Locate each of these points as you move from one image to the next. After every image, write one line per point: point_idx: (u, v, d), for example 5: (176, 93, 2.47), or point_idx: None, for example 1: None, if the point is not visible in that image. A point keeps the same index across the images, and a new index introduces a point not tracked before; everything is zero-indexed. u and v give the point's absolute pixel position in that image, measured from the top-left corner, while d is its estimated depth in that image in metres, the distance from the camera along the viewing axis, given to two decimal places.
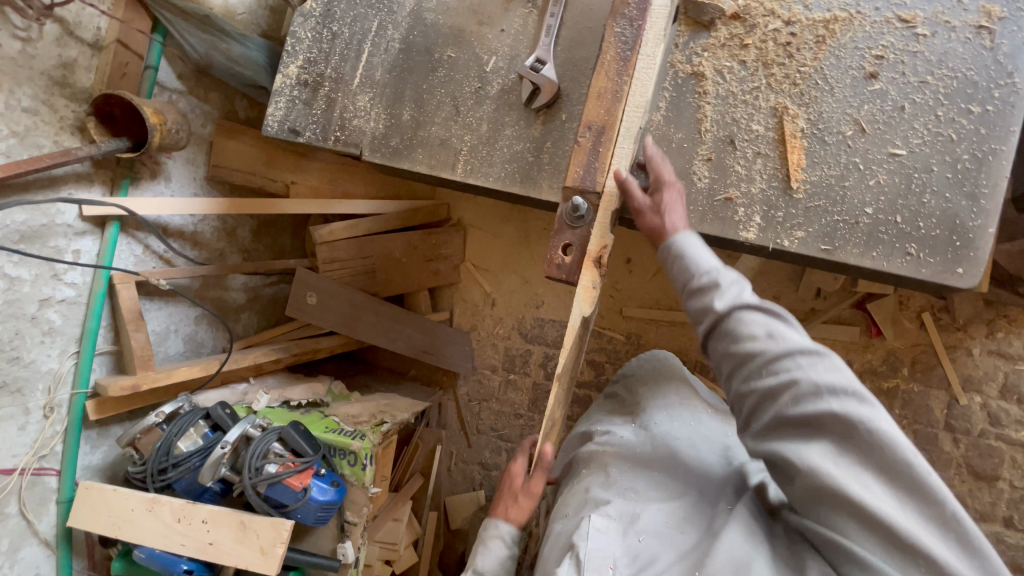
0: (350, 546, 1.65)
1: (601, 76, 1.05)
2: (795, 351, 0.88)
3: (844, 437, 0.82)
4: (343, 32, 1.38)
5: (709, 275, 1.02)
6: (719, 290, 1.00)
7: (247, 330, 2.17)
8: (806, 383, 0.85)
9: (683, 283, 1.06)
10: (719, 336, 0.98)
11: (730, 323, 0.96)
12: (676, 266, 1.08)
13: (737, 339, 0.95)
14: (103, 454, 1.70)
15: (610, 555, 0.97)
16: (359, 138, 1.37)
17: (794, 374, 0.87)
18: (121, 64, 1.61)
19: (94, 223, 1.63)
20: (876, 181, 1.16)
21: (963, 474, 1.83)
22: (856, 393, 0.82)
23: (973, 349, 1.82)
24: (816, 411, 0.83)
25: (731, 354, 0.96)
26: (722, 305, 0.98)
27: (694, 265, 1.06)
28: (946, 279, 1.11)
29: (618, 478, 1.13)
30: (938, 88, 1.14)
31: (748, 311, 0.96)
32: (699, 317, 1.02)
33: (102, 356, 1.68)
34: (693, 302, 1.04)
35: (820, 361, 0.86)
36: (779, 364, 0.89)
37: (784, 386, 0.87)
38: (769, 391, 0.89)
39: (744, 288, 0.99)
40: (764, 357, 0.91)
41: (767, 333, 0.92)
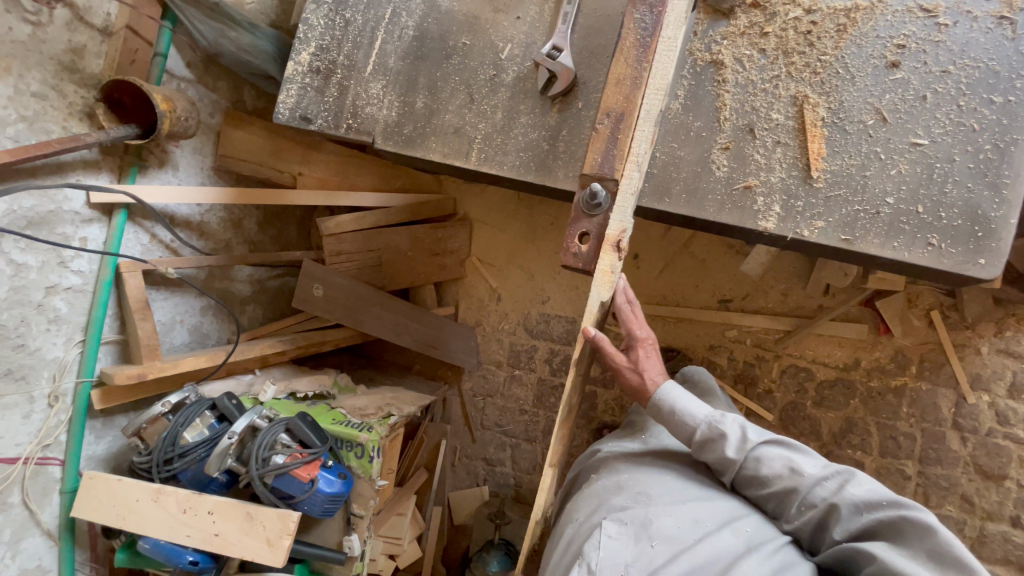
0: (356, 539, 1.63)
1: (621, 62, 1.04)
2: (820, 481, 1.00)
3: (893, 536, 0.88)
4: (357, 19, 1.36)
5: (707, 424, 1.12)
6: (725, 437, 1.09)
7: (252, 322, 2.16)
8: (845, 505, 0.95)
9: (686, 438, 1.15)
10: (747, 482, 1.09)
11: (751, 465, 1.07)
12: (671, 423, 1.17)
13: (765, 481, 1.05)
14: (107, 445, 1.69)
15: (622, 562, 0.98)
16: (371, 126, 1.36)
17: (828, 500, 0.97)
18: (130, 50, 1.60)
19: (101, 210, 1.62)
20: (897, 170, 1.15)
21: (970, 473, 1.82)
22: (892, 502, 0.91)
23: (982, 348, 1.81)
24: (863, 526, 0.92)
25: (768, 497, 1.06)
26: (736, 454, 1.08)
27: (687, 418, 1.15)
28: (967, 269, 1.10)
29: (630, 486, 1.14)
30: (960, 77, 1.14)
31: (765, 447, 1.08)
32: (721, 468, 1.11)
33: (108, 346, 1.67)
34: (705, 455, 1.12)
35: (847, 480, 0.98)
36: (813, 494, 1.00)
37: (825, 512, 0.98)
38: (817, 524, 0.99)
39: (744, 427, 1.10)
40: (800, 491, 1.01)
41: (789, 468, 1.03)
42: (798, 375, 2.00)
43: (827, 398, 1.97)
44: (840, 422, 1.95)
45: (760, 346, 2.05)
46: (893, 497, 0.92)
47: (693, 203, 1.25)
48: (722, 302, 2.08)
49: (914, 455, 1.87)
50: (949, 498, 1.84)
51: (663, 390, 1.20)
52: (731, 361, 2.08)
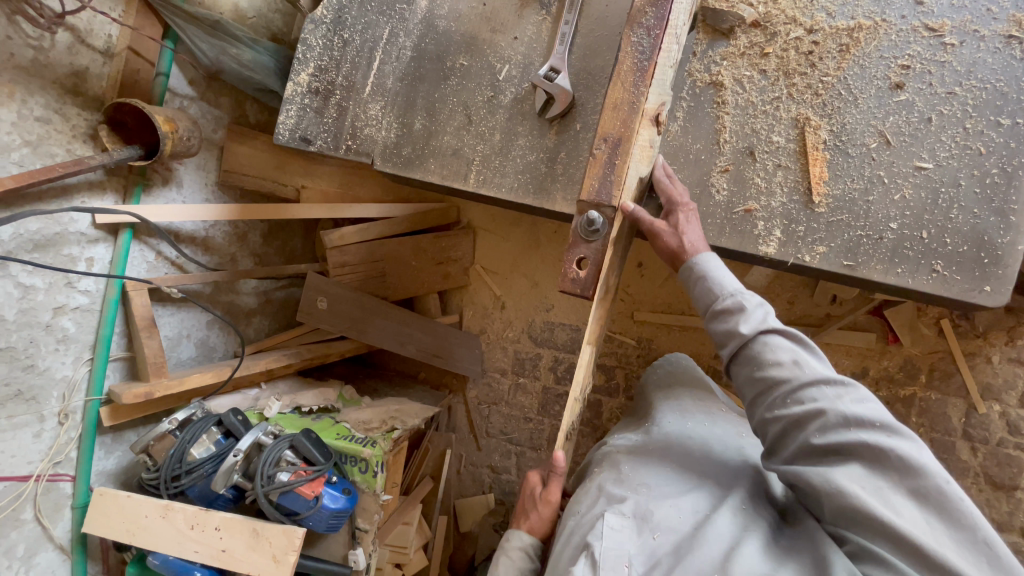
0: (362, 553, 1.65)
1: (618, 87, 1.02)
2: (819, 383, 0.94)
3: (873, 461, 0.86)
4: (354, 40, 1.36)
5: (732, 298, 1.07)
6: (745, 311, 1.04)
7: (258, 334, 2.18)
8: (834, 414, 0.90)
9: (705, 305, 1.10)
10: (745, 361, 1.03)
11: (756, 347, 1.02)
12: (697, 289, 1.11)
13: (763, 364, 1.00)
14: (117, 459, 1.71)
15: (626, 554, 0.96)
16: (370, 148, 1.36)
17: (821, 405, 0.92)
18: (132, 71, 1.62)
19: (107, 230, 1.64)
20: (901, 195, 1.13)
21: (980, 483, 1.80)
22: (886, 426, 0.87)
23: (992, 357, 1.78)
24: (845, 441, 0.88)
25: (757, 381, 1.01)
26: (749, 329, 1.02)
27: (717, 287, 1.10)
28: (973, 296, 1.09)
29: (630, 476, 1.12)
30: (966, 99, 1.11)
31: (774, 336, 1.02)
32: (723, 340, 1.06)
33: (116, 363, 1.69)
34: (715, 324, 1.08)
35: (848, 393, 0.92)
36: (806, 392, 0.94)
37: (810, 413, 0.93)
38: (794, 421, 0.95)
39: (768, 312, 1.04)
40: (792, 385, 0.96)
41: (793, 361, 0.98)
42: None
43: None
44: None
45: None
46: (888, 422, 0.87)
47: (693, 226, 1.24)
48: None
49: None
50: None
51: (702, 257, 1.13)
52: None
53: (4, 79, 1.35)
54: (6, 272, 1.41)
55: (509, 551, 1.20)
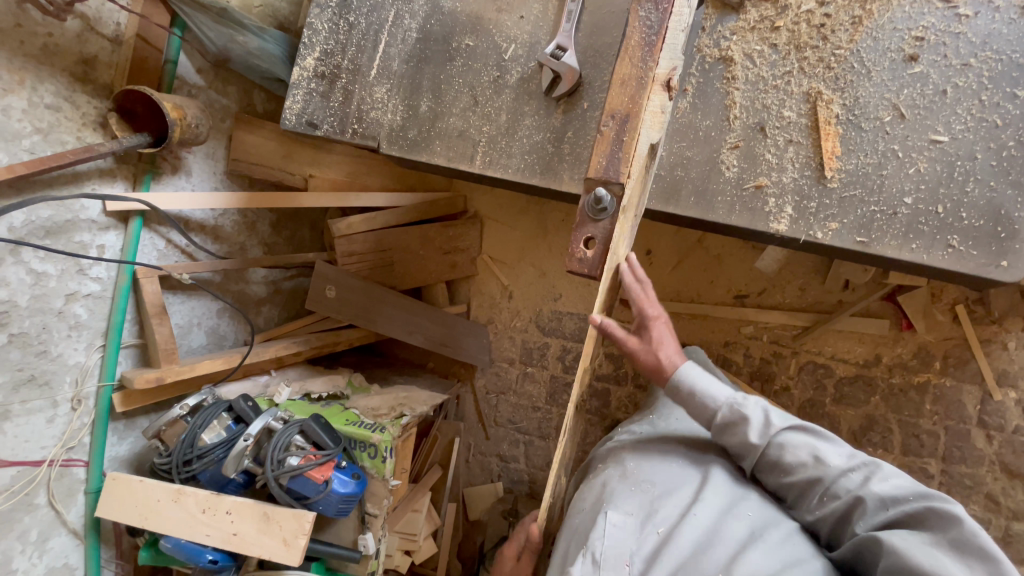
0: (371, 538, 1.65)
1: (626, 62, 1.01)
2: (846, 472, 0.95)
3: (915, 527, 0.83)
4: (360, 22, 1.36)
5: (728, 407, 1.08)
6: (749, 420, 1.05)
7: (267, 323, 2.19)
8: (870, 499, 0.90)
9: (706, 421, 1.11)
10: (768, 469, 1.04)
11: (774, 452, 1.02)
12: (690, 405, 1.12)
13: (788, 469, 1.01)
14: (130, 445, 1.74)
15: (626, 552, 0.97)
16: (376, 131, 1.35)
17: (853, 492, 0.92)
18: (141, 59, 1.61)
19: (118, 218, 1.65)
20: (915, 169, 1.11)
21: (995, 471, 1.77)
22: (919, 495, 0.86)
23: (1009, 343, 1.75)
24: (885, 519, 0.87)
25: (789, 487, 1.02)
26: (760, 439, 1.03)
27: (706, 400, 1.11)
28: (988, 272, 1.06)
29: (634, 472, 1.12)
30: (982, 70, 1.08)
31: (788, 433, 1.03)
32: (739, 454, 1.07)
33: (128, 350, 1.71)
34: (724, 438, 1.08)
35: (873, 473, 0.93)
36: (838, 485, 0.95)
37: (850, 505, 0.93)
38: (838, 518, 0.95)
39: (768, 411, 1.05)
40: (823, 483, 0.97)
41: (814, 457, 0.99)
42: (817, 372, 1.96)
43: (847, 395, 1.92)
44: (860, 420, 1.90)
45: (778, 342, 2.01)
46: (919, 490, 0.87)
47: (702, 205, 1.22)
48: (738, 298, 2.04)
49: (938, 453, 1.82)
50: (973, 497, 1.79)
51: (682, 370, 1.14)
52: (747, 358, 2.05)
53: (14, 66, 1.36)
54: (18, 258, 1.42)
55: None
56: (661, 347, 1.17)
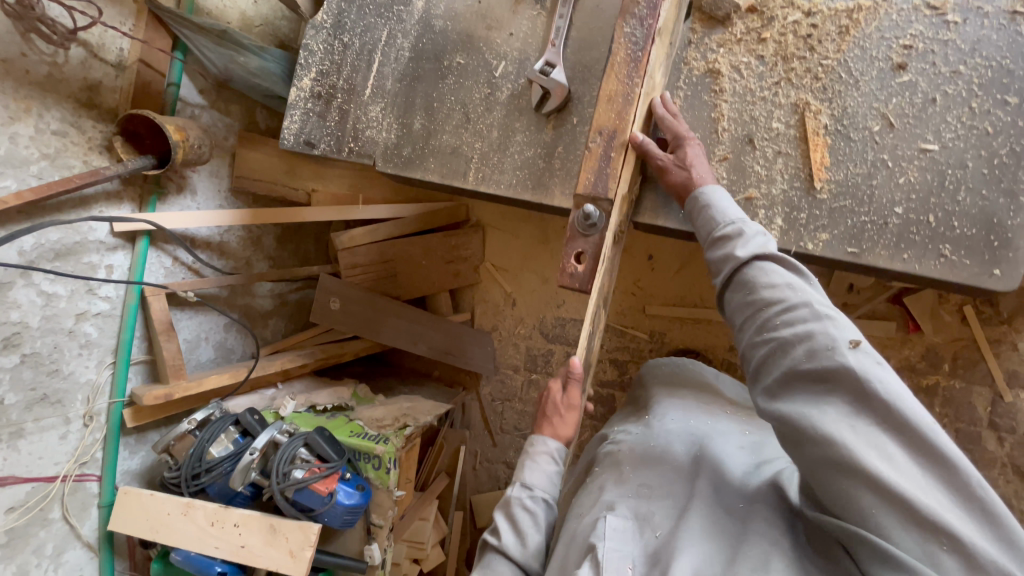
0: (377, 548, 1.68)
1: (612, 79, 1.02)
2: (808, 307, 0.88)
3: (861, 400, 0.78)
4: (354, 42, 1.38)
5: (733, 226, 1.04)
6: (746, 236, 1.01)
7: (274, 336, 2.22)
8: (823, 338, 0.83)
9: (708, 232, 1.08)
10: (737, 287, 0.99)
11: (752, 271, 0.97)
12: (700, 216, 1.09)
13: (757, 289, 0.96)
14: (141, 459, 1.78)
15: (628, 554, 0.95)
16: (372, 149, 1.37)
17: (810, 328, 0.85)
18: (144, 82, 1.66)
19: (125, 238, 1.69)
20: (906, 178, 1.10)
21: (1008, 473, 1.73)
22: (876, 359, 0.79)
23: (1019, 343, 1.72)
24: (830, 365, 0.80)
25: (748, 305, 0.96)
26: (747, 252, 0.99)
27: (720, 216, 1.07)
28: (983, 281, 1.05)
29: (630, 477, 1.10)
30: (971, 77, 1.08)
31: (769, 263, 0.98)
32: (721, 268, 1.03)
33: (138, 366, 1.75)
34: (715, 251, 1.05)
35: (834, 321, 0.85)
36: (795, 316, 0.88)
37: (799, 340, 0.86)
38: (780, 345, 0.88)
39: (769, 245, 1.01)
40: (781, 307, 0.90)
41: (787, 284, 0.92)
42: None
43: None
44: None
45: None
46: (877, 356, 0.80)
47: None
48: None
49: None
50: None
51: (708, 185, 1.11)
52: None
53: (21, 95, 1.41)
54: (29, 280, 1.47)
55: (537, 456, 1.23)
56: (694, 165, 1.14)
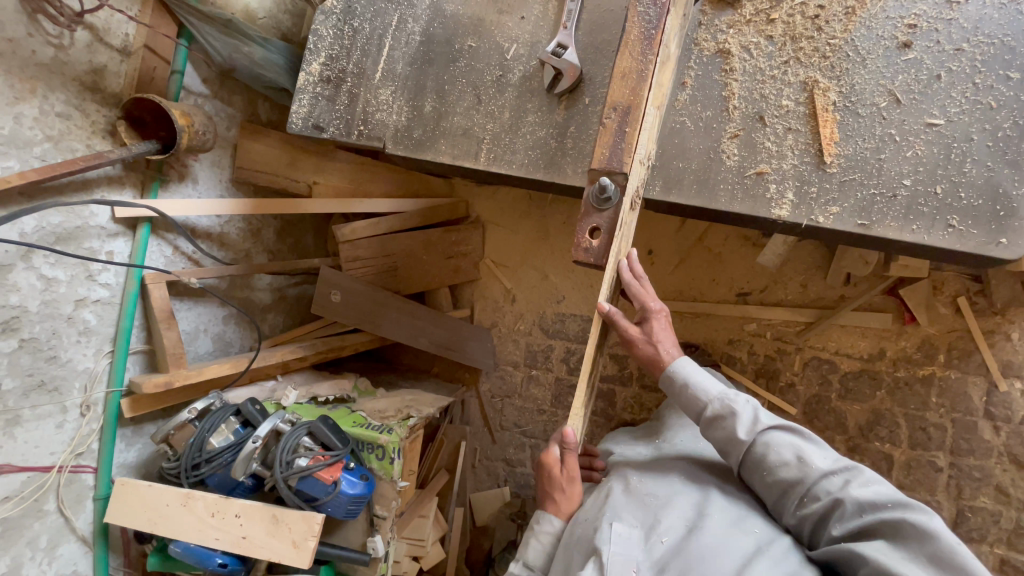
0: (380, 540, 1.65)
1: (626, 56, 1.04)
2: (828, 475, 1.00)
3: (893, 535, 0.89)
4: (364, 27, 1.39)
5: (719, 402, 1.12)
6: (737, 415, 1.09)
7: (272, 330, 2.20)
8: (849, 502, 0.95)
9: (696, 414, 1.15)
10: (753, 467, 1.08)
11: (759, 450, 1.07)
12: (682, 397, 1.17)
13: (772, 468, 1.05)
14: (138, 452, 1.74)
15: (632, 559, 1.01)
16: (381, 132, 1.38)
17: (835, 496, 0.97)
18: (149, 68, 1.65)
19: (126, 225, 1.67)
20: (913, 152, 1.13)
21: (1004, 463, 1.76)
22: (898, 503, 0.91)
23: (1011, 333, 1.76)
24: (863, 523, 0.92)
25: (772, 485, 1.06)
26: (746, 435, 1.08)
27: (701, 392, 1.15)
28: (989, 251, 1.07)
29: (637, 486, 1.17)
30: (974, 55, 1.11)
31: (773, 433, 1.07)
32: (726, 447, 1.11)
33: (136, 355, 1.72)
34: (711, 430, 1.13)
35: (854, 478, 0.97)
36: (818, 488, 1.00)
37: (829, 506, 0.98)
38: (817, 517, 1.00)
39: (756, 410, 1.11)
40: (804, 484, 1.02)
41: (797, 457, 1.03)
42: (822, 367, 1.97)
43: (852, 390, 1.93)
44: (866, 414, 1.90)
45: (781, 339, 2.02)
46: (899, 498, 0.92)
47: (705, 193, 1.24)
48: (740, 296, 2.06)
49: (945, 446, 1.82)
50: (982, 489, 1.78)
51: (680, 363, 1.18)
52: (752, 355, 2.06)
53: (26, 75, 1.39)
54: (29, 263, 1.44)
55: (541, 534, 1.24)
56: (659, 340, 1.20)
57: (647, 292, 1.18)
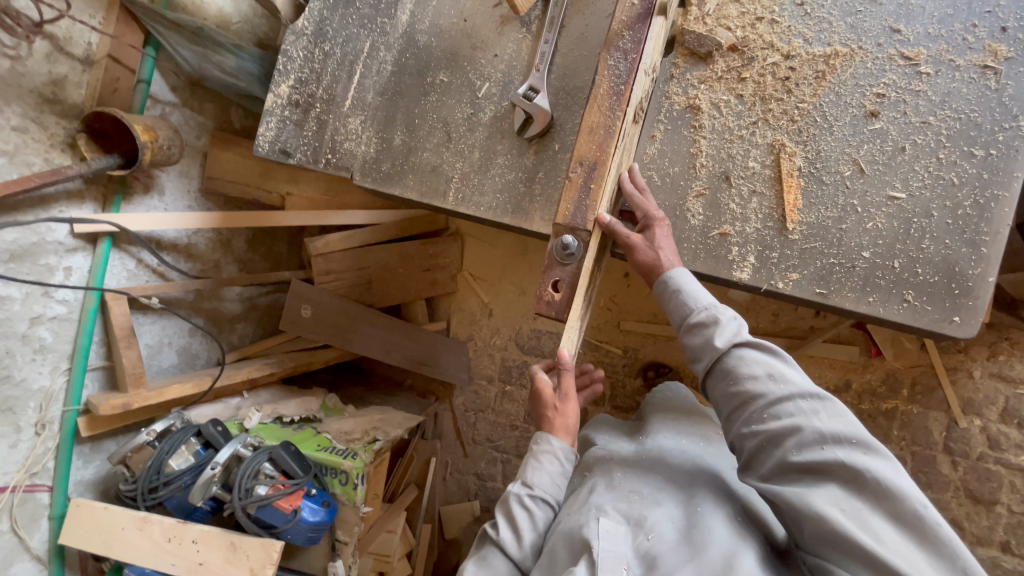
0: (341, 566, 1.65)
1: (594, 110, 1.03)
2: (796, 398, 0.92)
3: (851, 482, 0.84)
4: (335, 52, 1.36)
5: (706, 312, 1.07)
6: (719, 324, 1.04)
7: (241, 341, 2.16)
8: (811, 430, 0.88)
9: (680, 319, 1.11)
10: (720, 377, 1.02)
11: (730, 360, 1.01)
12: (671, 302, 1.12)
13: (737, 380, 0.99)
14: (96, 469, 1.70)
15: (622, 556, 0.95)
16: (350, 162, 1.35)
17: (798, 420, 0.89)
18: (111, 79, 1.59)
19: (86, 239, 1.62)
20: (873, 225, 1.13)
21: (960, 497, 1.79)
22: (863, 443, 0.84)
23: (974, 371, 1.78)
24: (822, 458, 0.85)
25: (733, 396, 0.99)
26: (723, 343, 1.02)
27: (692, 300, 1.10)
28: (942, 328, 1.08)
29: (620, 483, 1.11)
30: (940, 129, 1.11)
31: (747, 349, 1.01)
32: (698, 353, 1.06)
33: (95, 372, 1.68)
34: (690, 336, 1.08)
35: (824, 409, 0.89)
36: (781, 408, 0.92)
37: (787, 431, 0.90)
38: (772, 437, 0.92)
39: (742, 325, 1.04)
40: (766, 400, 0.94)
41: (767, 375, 0.96)
42: None
43: None
44: None
45: None
46: (865, 440, 0.85)
47: None
48: None
49: None
50: None
51: (676, 271, 1.14)
52: None
53: None
54: None
55: (541, 455, 1.19)
56: (661, 245, 1.16)
57: (649, 202, 1.18)
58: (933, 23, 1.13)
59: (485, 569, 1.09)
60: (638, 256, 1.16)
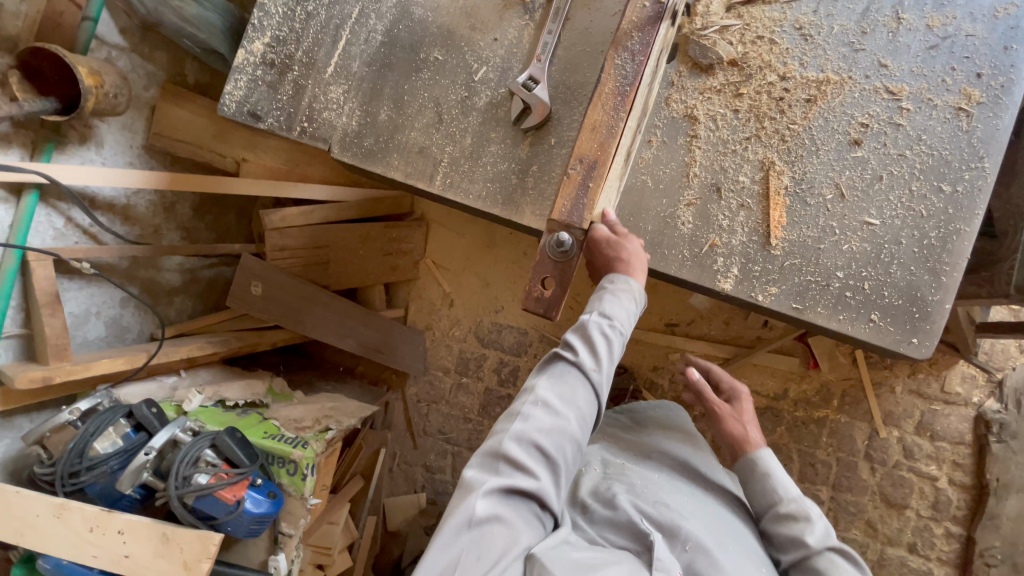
0: (283, 559, 1.55)
1: (598, 108, 1.02)
2: None
3: None
4: (319, 13, 1.26)
5: (795, 503, 1.15)
6: (810, 521, 1.11)
7: (179, 315, 1.98)
8: None
9: (768, 506, 1.18)
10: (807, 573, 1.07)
11: (821, 562, 1.05)
12: (758, 484, 1.21)
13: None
14: (5, 447, 1.50)
15: (670, 560, 0.96)
16: (328, 133, 1.26)
17: None
18: (54, 13, 1.42)
19: (8, 190, 1.43)
20: (849, 247, 1.20)
21: (876, 500, 1.95)
22: None
23: (895, 386, 1.93)
24: None
25: None
26: (815, 542, 1.08)
27: (780, 488, 1.19)
28: (901, 347, 1.16)
29: (645, 492, 1.13)
30: (915, 163, 1.19)
31: (838, 556, 1.06)
32: (786, 545, 1.11)
33: (10, 340, 1.48)
34: (779, 528, 1.14)
35: None
36: None
37: None
38: None
39: (829, 527, 1.12)
40: None
41: None
42: None
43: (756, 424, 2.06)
44: None
45: None
46: None
47: (653, 257, 1.28)
48: (668, 326, 2.16)
49: (829, 481, 2.00)
50: (855, 522, 1.97)
51: (761, 450, 1.27)
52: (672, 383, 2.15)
53: None
54: None
55: (618, 292, 1.07)
56: (748, 425, 1.34)
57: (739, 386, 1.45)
58: (917, 62, 1.21)
59: (560, 386, 0.98)
60: (728, 427, 1.34)
